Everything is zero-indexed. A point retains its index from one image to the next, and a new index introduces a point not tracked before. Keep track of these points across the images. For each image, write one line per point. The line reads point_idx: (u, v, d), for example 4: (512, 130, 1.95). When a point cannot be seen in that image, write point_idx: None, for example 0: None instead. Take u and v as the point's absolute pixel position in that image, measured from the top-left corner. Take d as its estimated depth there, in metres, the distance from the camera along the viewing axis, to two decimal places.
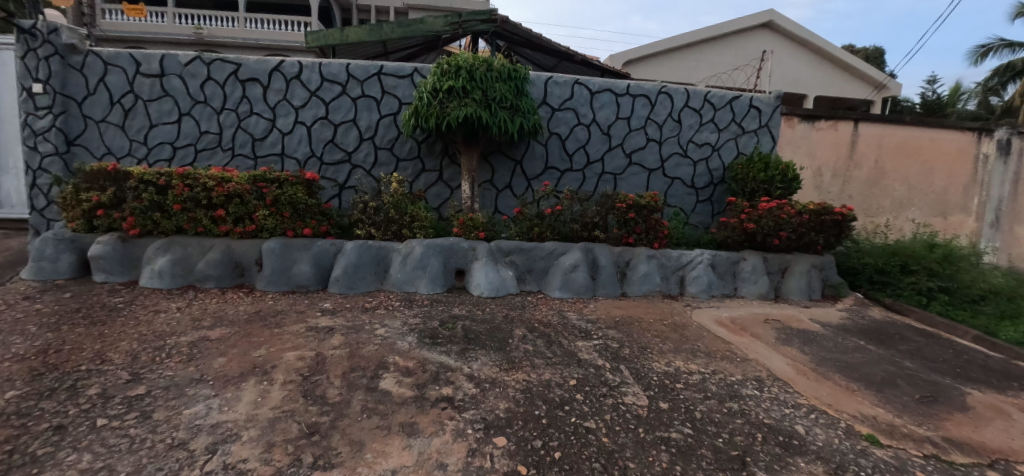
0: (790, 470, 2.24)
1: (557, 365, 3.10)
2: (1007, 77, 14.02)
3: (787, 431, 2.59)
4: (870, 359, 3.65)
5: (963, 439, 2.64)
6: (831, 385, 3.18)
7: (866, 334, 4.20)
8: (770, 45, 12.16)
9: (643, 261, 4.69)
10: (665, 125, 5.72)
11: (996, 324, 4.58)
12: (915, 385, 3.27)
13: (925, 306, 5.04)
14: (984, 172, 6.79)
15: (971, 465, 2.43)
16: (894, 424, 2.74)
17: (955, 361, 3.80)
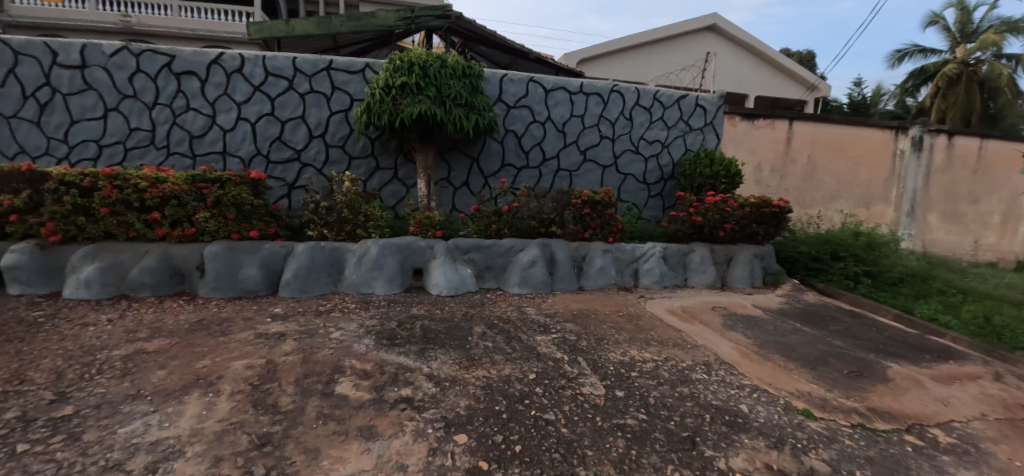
0: (736, 448, 2.36)
1: (516, 360, 3.12)
2: (920, 81, 15.32)
3: (733, 410, 2.73)
4: (805, 340, 3.90)
5: (884, 408, 2.89)
6: (773, 366, 3.37)
7: (802, 317, 4.49)
8: (714, 46, 12.71)
9: (599, 255, 4.80)
10: (618, 123, 5.87)
11: (914, 305, 5.02)
12: (844, 362, 3.53)
13: (853, 289, 5.46)
14: (901, 166, 7.40)
15: (893, 432, 2.65)
16: (828, 399, 2.95)
17: (879, 338, 4.13)
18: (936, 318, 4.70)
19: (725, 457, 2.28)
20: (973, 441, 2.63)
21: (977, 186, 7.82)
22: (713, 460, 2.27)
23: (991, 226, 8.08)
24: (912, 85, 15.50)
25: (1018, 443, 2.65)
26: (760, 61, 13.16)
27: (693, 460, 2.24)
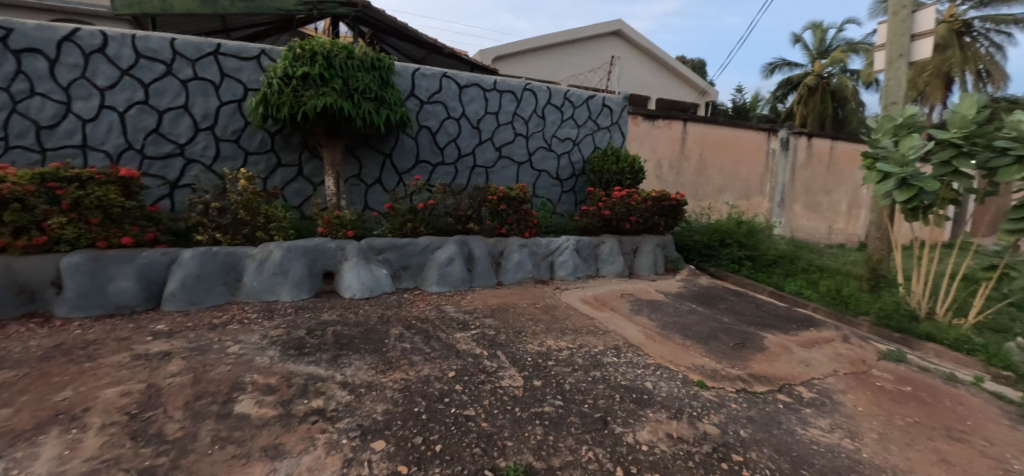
0: (642, 422, 2.54)
1: (435, 359, 3.05)
2: (787, 90, 17.47)
3: (639, 388, 2.92)
4: (700, 319, 4.26)
5: (762, 373, 3.27)
6: (674, 345, 3.62)
7: (697, 298, 4.92)
8: (619, 51, 13.40)
9: (516, 250, 4.85)
10: (531, 121, 5.96)
11: (786, 283, 5.71)
12: (731, 336, 3.90)
13: (738, 271, 6.10)
14: (773, 163, 8.36)
15: (771, 395, 3.02)
16: (719, 370, 3.25)
17: (759, 313, 4.65)
18: (803, 293, 5.40)
19: (632, 432, 2.44)
20: (829, 398, 3.08)
21: (831, 181, 9.10)
22: (622, 435, 2.42)
23: (841, 213, 9.44)
24: (781, 93, 17.65)
25: (861, 396, 3.17)
26: (659, 67, 14.14)
27: (605, 438, 2.37)
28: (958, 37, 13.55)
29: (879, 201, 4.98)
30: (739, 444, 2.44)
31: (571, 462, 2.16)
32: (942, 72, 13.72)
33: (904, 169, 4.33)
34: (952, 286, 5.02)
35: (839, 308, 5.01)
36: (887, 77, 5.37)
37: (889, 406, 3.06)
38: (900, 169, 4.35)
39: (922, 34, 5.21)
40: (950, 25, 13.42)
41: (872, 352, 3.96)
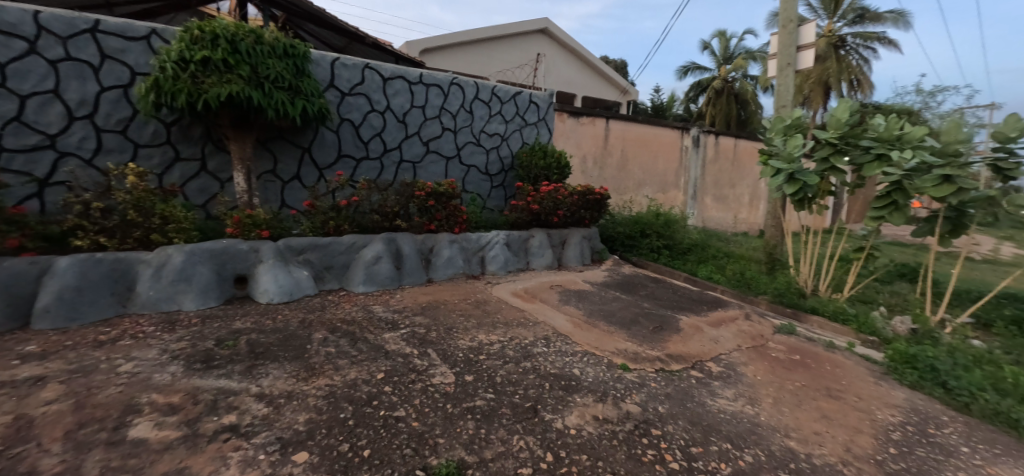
0: (570, 407, 2.64)
1: (362, 361, 2.91)
2: (697, 92, 18.79)
3: (568, 375, 3.01)
4: (623, 305, 4.46)
5: (678, 353, 3.49)
6: (600, 332, 3.74)
7: (620, 286, 5.13)
8: (545, 48, 13.61)
9: (446, 246, 4.76)
10: (459, 116, 5.88)
11: (700, 269, 6.14)
12: (650, 319, 4.12)
13: (657, 260, 6.47)
14: (686, 159, 8.94)
15: (685, 372, 3.25)
16: (640, 352, 3.42)
17: (676, 297, 4.96)
18: (713, 278, 5.85)
19: (561, 418, 2.53)
20: (734, 372, 3.38)
21: (735, 175, 9.91)
22: (552, 422, 2.50)
23: (744, 204, 10.32)
24: (692, 95, 18.93)
25: (760, 367, 3.51)
26: (584, 65, 14.58)
27: (535, 426, 2.43)
28: (836, 50, 15.32)
29: (773, 195, 5.49)
30: (658, 420, 2.62)
31: (503, 453, 2.20)
32: (823, 81, 15.47)
33: (790, 165, 4.80)
34: (833, 267, 5.69)
35: (743, 291, 5.47)
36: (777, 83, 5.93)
37: (784, 376, 3.40)
38: (788, 164, 4.82)
39: (806, 46, 5.80)
40: (829, 40, 15.14)
41: (769, 327, 4.38)
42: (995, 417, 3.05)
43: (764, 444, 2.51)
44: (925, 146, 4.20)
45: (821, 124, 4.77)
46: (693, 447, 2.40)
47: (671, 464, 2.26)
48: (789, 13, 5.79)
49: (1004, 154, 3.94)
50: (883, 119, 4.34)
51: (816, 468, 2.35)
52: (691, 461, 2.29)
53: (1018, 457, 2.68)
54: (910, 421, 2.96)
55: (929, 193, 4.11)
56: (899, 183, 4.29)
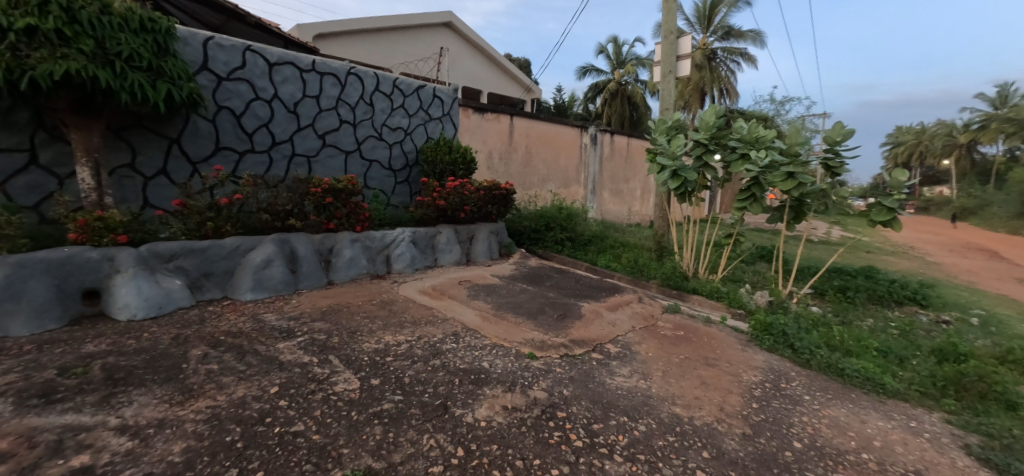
0: (480, 400, 2.63)
1: (252, 376, 2.62)
2: (593, 93, 19.80)
3: (477, 369, 2.97)
4: (530, 296, 4.54)
5: (581, 338, 3.63)
6: (508, 324, 3.76)
7: (527, 278, 5.22)
8: (448, 42, 13.38)
9: (347, 246, 4.47)
10: (358, 108, 5.55)
11: (600, 258, 6.46)
12: (555, 308, 4.24)
13: (561, 252, 6.69)
14: (585, 156, 9.35)
15: (587, 354, 3.39)
16: (546, 340, 3.50)
17: (578, 285, 5.18)
18: (611, 266, 6.20)
19: (471, 412, 2.51)
20: (629, 351, 3.59)
21: (628, 171, 10.62)
22: (462, 417, 2.47)
23: (637, 198, 11.09)
24: (589, 96, 19.92)
25: (652, 344, 3.78)
26: (487, 62, 14.62)
27: (446, 423, 2.38)
28: (710, 61, 17.03)
29: (660, 188, 5.95)
30: (563, 403, 2.70)
31: (413, 454, 2.13)
32: (699, 88, 17.16)
33: (674, 162, 5.22)
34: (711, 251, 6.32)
35: (637, 277, 5.86)
36: (661, 87, 6.42)
37: (673, 351, 3.69)
38: (672, 162, 5.24)
39: (685, 55, 6.35)
40: (704, 51, 16.81)
41: (659, 308, 4.75)
42: (830, 369, 3.62)
43: (655, 413, 2.73)
44: (774, 146, 4.86)
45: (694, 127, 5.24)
46: (595, 424, 2.53)
47: (575, 442, 2.36)
48: (669, 25, 6.30)
49: (832, 154, 4.66)
50: (743, 123, 4.92)
51: (698, 429, 2.61)
52: (593, 437, 2.42)
53: (846, 399, 3.22)
54: (769, 379, 3.40)
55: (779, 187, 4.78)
56: (756, 179, 4.92)
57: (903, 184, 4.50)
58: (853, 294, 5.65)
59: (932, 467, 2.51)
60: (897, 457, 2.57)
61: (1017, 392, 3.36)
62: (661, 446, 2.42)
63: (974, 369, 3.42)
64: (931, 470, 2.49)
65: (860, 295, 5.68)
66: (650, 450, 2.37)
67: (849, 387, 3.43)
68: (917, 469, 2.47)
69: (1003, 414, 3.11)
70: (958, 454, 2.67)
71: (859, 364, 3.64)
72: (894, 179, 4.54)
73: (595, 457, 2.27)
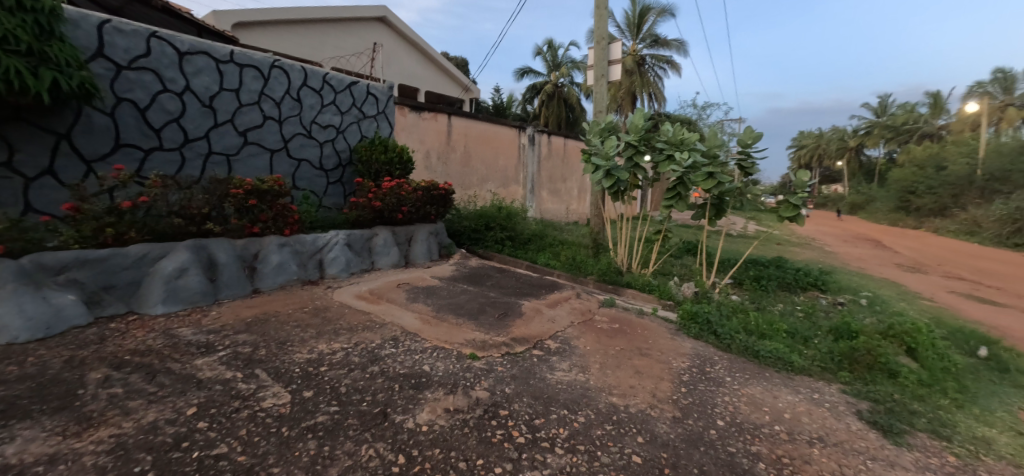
0: (421, 404, 2.54)
1: (166, 398, 2.37)
2: (531, 95, 20.04)
3: (418, 373, 2.88)
4: (470, 296, 4.49)
5: (521, 336, 3.64)
6: (449, 325, 3.69)
7: (467, 278, 5.16)
8: (383, 37, 12.96)
9: (274, 251, 4.18)
10: (283, 104, 5.22)
11: (540, 257, 6.53)
12: (496, 307, 4.22)
13: (501, 251, 6.69)
14: (523, 156, 9.41)
15: (528, 352, 3.40)
16: (487, 340, 3.46)
17: (518, 284, 5.19)
18: (550, 264, 6.29)
19: (412, 418, 2.42)
20: (568, 345, 3.65)
21: (564, 171, 10.85)
22: (403, 424, 2.37)
23: (573, 196, 11.35)
24: (527, 97, 20.14)
25: (589, 339, 3.86)
26: (424, 59, 14.35)
27: (386, 431, 2.28)
28: (640, 66, 17.81)
29: (595, 188, 6.11)
30: (505, 401, 2.68)
31: (350, 467, 2.02)
32: (630, 92, 17.90)
33: (607, 162, 5.37)
34: (643, 247, 6.59)
35: (575, 273, 5.98)
36: (594, 90, 6.60)
37: (609, 344, 3.80)
38: (605, 162, 5.39)
39: (615, 60, 6.57)
40: (634, 57, 17.54)
41: (595, 302, 4.87)
42: (747, 352, 3.89)
43: (593, 404, 2.78)
44: (697, 148, 5.16)
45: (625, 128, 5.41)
46: (537, 419, 2.54)
47: (518, 439, 2.35)
48: (601, 31, 6.49)
49: (746, 156, 5.03)
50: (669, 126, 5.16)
51: (633, 416, 2.70)
52: (535, 432, 2.42)
53: (761, 379, 3.47)
54: (695, 364, 3.58)
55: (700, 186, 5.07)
56: (681, 178, 5.18)
57: (806, 184, 4.92)
58: (765, 282, 6.13)
59: (834, 434, 2.77)
60: (805, 427, 2.80)
61: (898, 362, 3.81)
62: (599, 435, 2.47)
63: (864, 343, 3.82)
64: (832, 436, 2.74)
65: (772, 283, 6.17)
66: (589, 439, 2.42)
67: (764, 367, 3.70)
68: (822, 436, 2.71)
69: (887, 381, 3.55)
70: (853, 420, 2.97)
71: (771, 345, 3.95)
72: (798, 179, 4.97)
73: (538, 452, 2.27)
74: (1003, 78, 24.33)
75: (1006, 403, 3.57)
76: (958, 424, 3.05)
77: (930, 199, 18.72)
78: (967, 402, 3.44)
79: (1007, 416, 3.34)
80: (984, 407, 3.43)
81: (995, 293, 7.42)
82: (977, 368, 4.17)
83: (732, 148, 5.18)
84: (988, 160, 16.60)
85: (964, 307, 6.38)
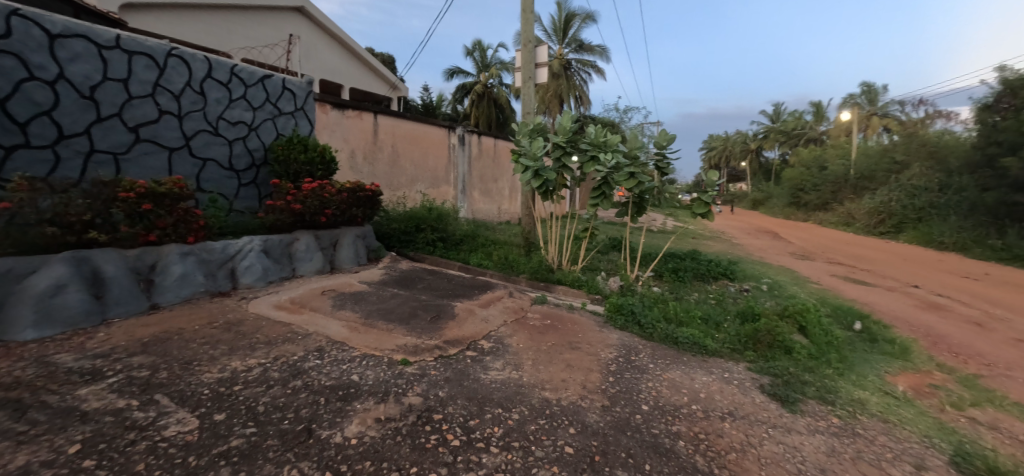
0: (349, 416, 2.39)
1: (41, 436, 2.03)
2: (461, 95, 19.90)
3: (345, 383, 2.72)
4: (401, 300, 4.33)
5: (454, 338, 3.56)
6: (378, 331, 3.52)
7: (397, 282, 4.98)
8: (301, 28, 12.22)
9: (175, 261, 3.77)
10: (183, 97, 4.72)
11: (472, 257, 6.47)
12: (428, 311, 4.10)
13: (433, 252, 6.54)
14: (454, 156, 9.28)
15: (461, 353, 3.34)
16: (418, 344, 3.35)
17: (451, 285, 5.10)
18: (482, 264, 6.25)
19: (339, 432, 2.27)
20: (502, 344, 3.63)
21: (495, 171, 10.86)
22: (329, 440, 2.22)
23: (505, 196, 11.40)
24: (457, 97, 19.97)
25: (522, 336, 3.86)
26: (347, 54, 13.73)
27: (310, 449, 2.12)
28: (567, 70, 18.28)
29: (525, 188, 6.15)
30: (439, 405, 2.60)
31: None
32: (557, 94, 18.34)
33: (535, 162, 5.44)
34: (573, 244, 6.74)
35: (507, 272, 5.99)
36: (522, 92, 6.65)
37: (541, 340, 3.82)
38: (533, 163, 5.45)
39: (541, 64, 6.68)
40: (560, 61, 17.97)
41: (528, 300, 4.90)
42: (668, 339, 4.10)
43: (526, 400, 2.78)
44: (619, 150, 5.38)
45: (552, 129, 5.48)
46: (471, 421, 2.49)
47: (452, 442, 2.29)
48: (527, 34, 6.55)
49: (663, 158, 5.34)
50: (593, 128, 5.31)
51: (565, 408, 2.73)
52: (469, 433, 2.37)
53: (680, 363, 3.67)
54: (621, 354, 3.71)
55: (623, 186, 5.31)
56: (605, 178, 5.38)
57: (714, 183, 5.31)
58: (683, 273, 6.51)
59: (742, 407, 2.99)
60: (717, 404, 2.99)
61: (793, 339, 4.21)
62: (534, 430, 2.47)
63: (765, 325, 4.17)
64: (740, 409, 2.96)
65: (688, 273, 6.58)
66: (523, 435, 2.41)
67: (681, 352, 3.92)
68: (732, 411, 2.92)
69: (784, 357, 3.91)
70: (757, 393, 3.24)
71: (688, 331, 4.19)
72: (707, 179, 5.34)
73: (473, 453, 2.23)
74: (869, 90, 27.67)
75: (876, 368, 4.07)
76: (839, 389, 3.44)
77: (815, 195, 21.00)
78: (847, 370, 3.88)
79: (876, 379, 3.82)
80: (859, 373, 3.89)
81: (867, 275, 8.48)
82: (854, 340, 4.72)
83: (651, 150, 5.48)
84: (859, 161, 18.92)
85: (844, 288, 7.21)
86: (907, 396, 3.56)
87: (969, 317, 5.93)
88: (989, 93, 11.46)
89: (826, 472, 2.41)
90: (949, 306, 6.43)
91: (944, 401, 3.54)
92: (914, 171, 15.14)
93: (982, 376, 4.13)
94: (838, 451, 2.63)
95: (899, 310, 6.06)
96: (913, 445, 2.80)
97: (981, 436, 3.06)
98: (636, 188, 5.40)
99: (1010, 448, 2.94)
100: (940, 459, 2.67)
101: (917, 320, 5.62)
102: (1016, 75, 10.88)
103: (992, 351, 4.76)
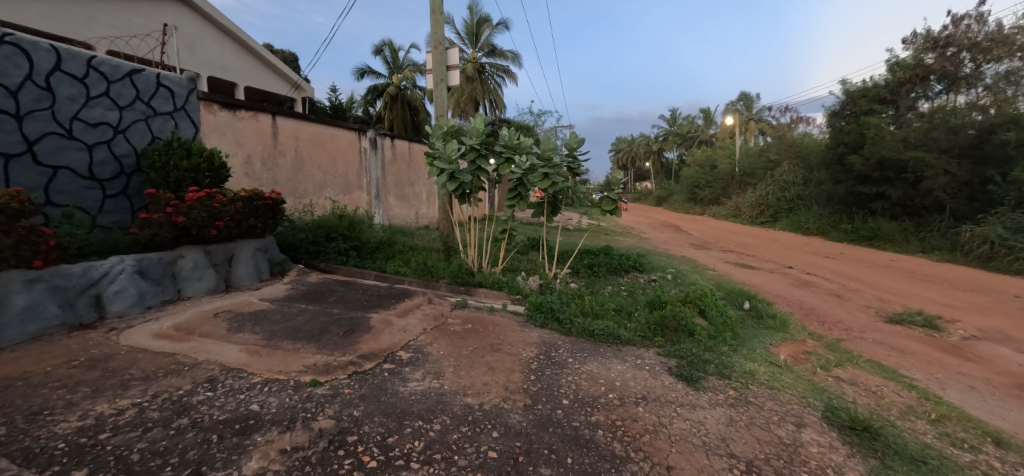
0: (248, 452, 2.14)
1: None
2: (372, 97, 19.18)
3: (243, 415, 2.43)
4: (309, 316, 3.99)
5: (369, 352, 3.35)
6: (283, 353, 3.21)
7: (305, 297, 4.60)
8: (182, 19, 10.99)
9: (17, 291, 3.15)
10: (23, 93, 4.00)
11: (389, 265, 6.19)
12: (340, 325, 3.83)
13: (345, 263, 6.16)
14: (365, 160, 8.84)
15: (377, 367, 3.15)
16: (330, 362, 3.10)
17: (365, 296, 4.83)
18: (400, 271, 6.01)
19: (234, 472, 2.01)
20: (422, 353, 3.48)
21: (410, 174, 10.54)
22: None
23: (421, 200, 11.09)
24: (368, 99, 19.24)
25: (443, 343, 3.74)
26: (239, 49, 12.61)
27: None
28: (480, 73, 18.33)
29: (441, 191, 5.98)
30: (354, 425, 2.42)
31: None
32: (471, 97, 18.28)
33: (451, 165, 5.34)
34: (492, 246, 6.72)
35: (427, 279, 5.83)
36: (435, 94, 6.50)
37: (462, 345, 3.73)
38: (449, 165, 5.34)
39: (454, 66, 6.58)
40: (473, 64, 17.99)
41: (448, 305, 4.78)
42: (585, 333, 4.20)
43: (448, 408, 2.68)
44: (533, 151, 5.43)
45: (466, 132, 5.43)
46: (389, 438, 2.34)
47: (369, 464, 2.13)
48: (438, 36, 6.42)
49: (574, 159, 5.50)
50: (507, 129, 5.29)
51: (487, 413, 2.67)
52: (387, 452, 2.23)
53: (596, 355, 3.77)
54: (542, 351, 3.73)
55: (538, 186, 5.37)
56: (521, 179, 5.43)
57: (620, 182, 5.55)
58: (597, 268, 6.75)
59: (653, 390, 3.14)
60: (632, 390, 3.10)
61: (694, 321, 4.51)
62: (455, 439, 2.38)
63: (671, 311, 4.43)
64: (652, 392, 3.10)
65: (602, 268, 6.83)
66: (445, 446, 2.32)
67: (598, 344, 4.04)
68: (645, 395, 3.04)
69: (687, 339, 4.18)
70: (666, 376, 3.41)
71: (602, 324, 4.33)
72: (614, 177, 5.57)
73: (392, 472, 2.10)
74: (746, 97, 30.98)
75: (763, 342, 4.50)
76: (733, 364, 3.75)
77: (708, 191, 23.03)
78: (739, 346, 4.23)
79: (763, 351, 4.22)
80: (749, 347, 4.28)
81: (754, 259, 9.43)
82: (744, 318, 5.18)
83: (563, 151, 5.61)
84: (742, 160, 21.10)
85: (734, 273, 7.94)
86: (788, 363, 3.97)
87: (831, 290, 6.80)
88: (837, 101, 13.34)
89: (726, 442, 2.58)
90: (816, 282, 7.32)
91: (816, 364, 3.99)
92: (785, 168, 17.17)
93: (843, 340, 4.73)
94: (735, 420, 2.84)
95: (779, 289, 6.78)
96: (794, 406, 3.11)
97: (845, 392, 3.48)
98: (551, 188, 5.49)
99: (868, 399, 3.39)
100: (815, 416, 3.00)
101: (792, 296, 6.34)
102: (857, 86, 12.74)
103: (848, 317, 5.49)
